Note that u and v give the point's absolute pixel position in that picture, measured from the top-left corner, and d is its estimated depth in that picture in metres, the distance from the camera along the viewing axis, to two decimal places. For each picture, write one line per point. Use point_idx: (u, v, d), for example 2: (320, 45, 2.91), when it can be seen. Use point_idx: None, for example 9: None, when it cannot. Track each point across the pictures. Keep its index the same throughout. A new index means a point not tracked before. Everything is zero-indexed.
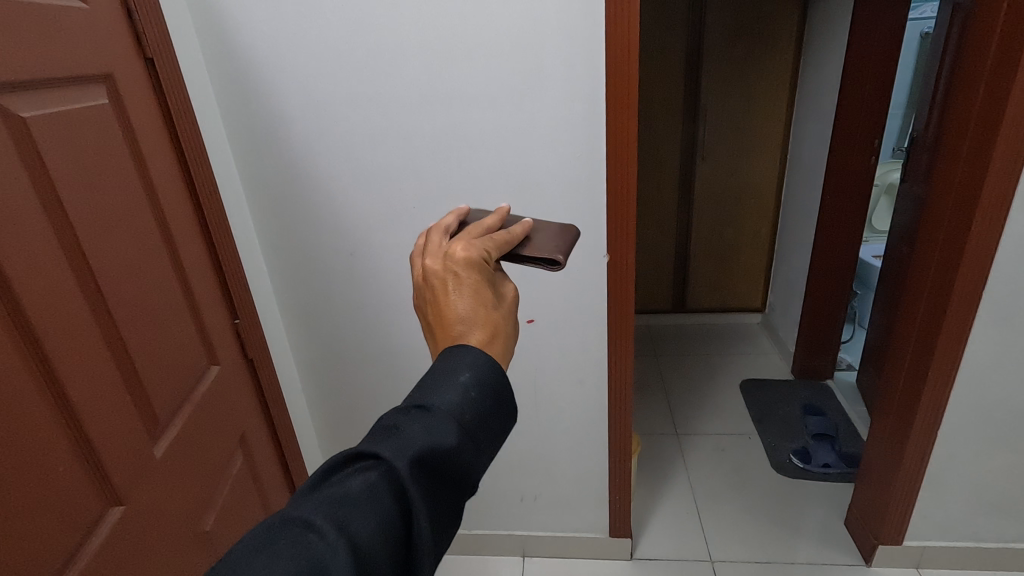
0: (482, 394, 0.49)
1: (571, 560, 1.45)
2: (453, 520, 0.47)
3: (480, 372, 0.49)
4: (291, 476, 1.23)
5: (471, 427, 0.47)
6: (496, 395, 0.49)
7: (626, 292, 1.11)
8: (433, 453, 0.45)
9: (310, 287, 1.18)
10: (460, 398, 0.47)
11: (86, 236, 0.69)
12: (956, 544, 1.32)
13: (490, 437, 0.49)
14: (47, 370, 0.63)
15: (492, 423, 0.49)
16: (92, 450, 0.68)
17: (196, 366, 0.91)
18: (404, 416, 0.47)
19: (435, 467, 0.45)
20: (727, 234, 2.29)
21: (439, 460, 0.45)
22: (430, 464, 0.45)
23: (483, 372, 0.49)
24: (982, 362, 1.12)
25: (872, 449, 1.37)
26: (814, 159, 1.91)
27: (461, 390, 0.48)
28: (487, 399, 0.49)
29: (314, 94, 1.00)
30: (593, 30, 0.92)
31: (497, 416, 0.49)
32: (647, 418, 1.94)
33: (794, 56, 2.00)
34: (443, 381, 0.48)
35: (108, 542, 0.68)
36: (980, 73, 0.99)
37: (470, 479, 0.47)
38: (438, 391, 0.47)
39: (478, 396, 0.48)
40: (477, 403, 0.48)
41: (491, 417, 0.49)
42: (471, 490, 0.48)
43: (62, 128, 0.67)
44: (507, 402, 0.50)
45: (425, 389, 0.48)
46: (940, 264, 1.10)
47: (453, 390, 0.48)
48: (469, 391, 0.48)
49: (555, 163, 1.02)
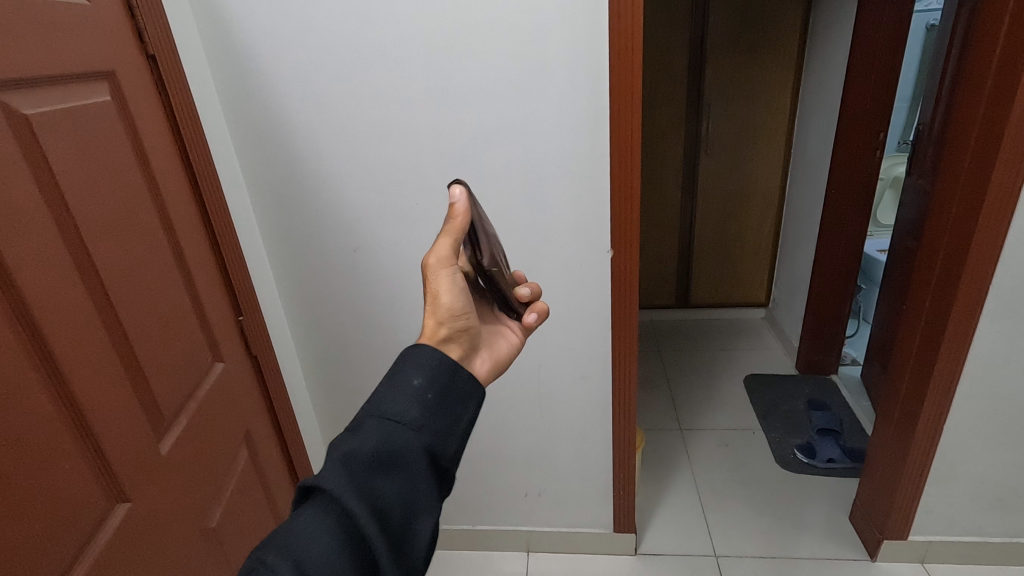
0: (413, 388, 0.50)
1: (576, 556, 1.45)
2: (422, 515, 0.49)
3: (409, 366, 0.52)
4: (296, 472, 1.24)
5: (407, 424, 0.49)
6: (432, 383, 0.51)
7: (631, 289, 1.11)
8: (366, 460, 0.47)
9: (313, 283, 1.18)
10: (399, 400, 0.50)
11: (91, 236, 0.69)
12: (962, 539, 1.32)
13: (437, 425, 0.50)
14: (53, 370, 0.63)
15: (437, 415, 0.51)
16: (98, 449, 0.68)
17: (202, 364, 0.91)
18: (341, 437, 0.50)
19: (375, 470, 0.47)
20: (731, 228, 2.28)
21: (376, 461, 0.47)
22: (370, 470, 0.47)
23: (423, 368, 0.52)
24: (989, 357, 1.11)
25: (876, 444, 1.36)
26: (819, 152, 1.90)
27: (398, 390, 0.50)
28: (420, 390, 0.51)
29: (317, 89, 0.99)
30: (597, 25, 0.92)
31: (441, 402, 0.51)
32: (651, 415, 1.93)
33: (799, 49, 1.99)
34: (383, 389, 0.51)
35: (116, 538, 0.69)
36: (987, 65, 0.98)
37: (421, 474, 0.49)
38: (378, 399, 0.50)
39: (412, 391, 0.50)
40: (418, 399, 0.50)
41: (431, 406, 0.51)
42: (428, 486, 0.49)
43: (67, 128, 0.67)
44: (452, 389, 0.52)
45: (360, 409, 0.51)
46: (946, 258, 1.09)
47: (391, 394, 0.50)
48: (403, 392, 0.50)
49: (559, 158, 1.02)
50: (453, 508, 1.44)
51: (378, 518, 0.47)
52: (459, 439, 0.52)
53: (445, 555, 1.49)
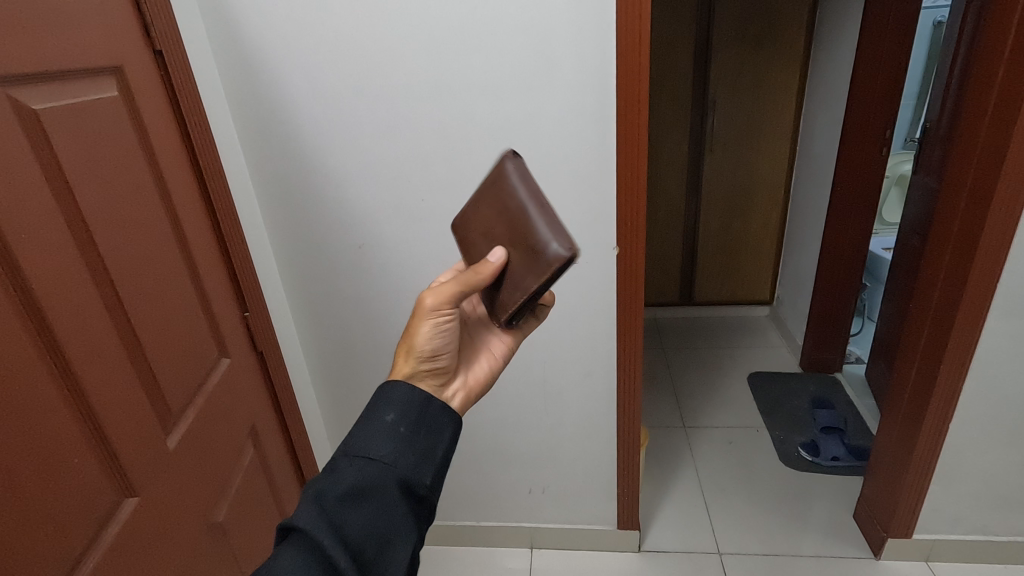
0: (386, 423, 0.57)
1: (577, 552, 1.46)
2: (394, 538, 0.55)
3: (381, 404, 0.58)
4: (301, 467, 1.24)
5: (380, 458, 0.55)
6: (403, 418, 0.58)
7: (637, 287, 1.11)
8: (340, 491, 0.53)
9: (318, 279, 1.18)
10: (372, 434, 0.57)
11: (100, 233, 0.69)
12: (966, 538, 1.32)
13: (407, 455, 0.57)
14: (65, 368, 0.63)
15: (405, 448, 0.57)
16: (107, 445, 0.68)
17: (208, 358, 0.92)
18: (319, 474, 0.56)
19: (349, 500, 0.53)
20: (735, 225, 2.27)
21: (348, 493, 0.53)
22: (341, 499, 0.53)
23: (396, 402, 0.58)
24: (996, 354, 1.11)
25: (881, 444, 1.36)
26: (824, 149, 1.89)
27: (372, 424, 0.57)
28: (393, 425, 0.57)
29: (323, 84, 0.99)
30: (604, 19, 0.91)
31: (411, 434, 0.58)
32: (654, 412, 1.93)
33: (805, 44, 1.98)
34: (360, 426, 0.58)
35: (125, 532, 0.69)
36: (997, 62, 0.97)
37: (390, 499, 0.55)
38: (356, 435, 0.57)
39: (385, 427, 0.57)
40: (388, 432, 0.57)
41: (403, 438, 0.57)
42: (397, 512, 0.55)
43: (77, 123, 0.68)
44: (422, 422, 0.58)
45: (338, 448, 0.57)
46: (954, 256, 1.08)
47: (366, 430, 0.57)
48: (377, 424, 0.57)
49: (564, 153, 1.01)
50: (457, 504, 1.44)
51: (351, 543, 0.53)
52: (430, 467, 0.58)
53: (448, 550, 1.50)
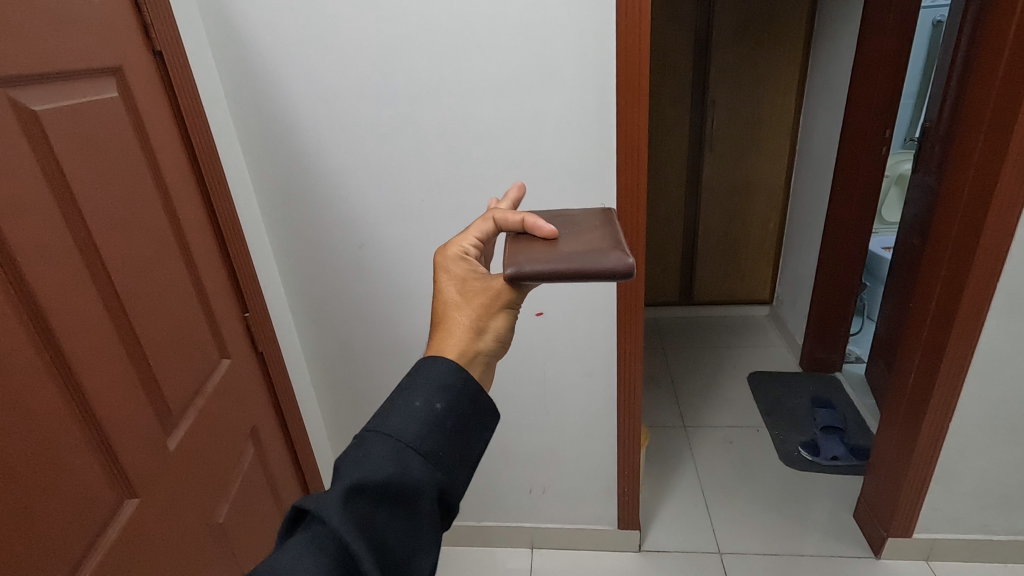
0: (433, 411, 0.49)
1: (577, 552, 1.46)
2: (420, 546, 0.48)
3: (431, 387, 0.50)
4: (301, 468, 1.24)
5: (423, 451, 0.48)
6: (451, 409, 0.50)
7: (637, 287, 1.10)
8: (377, 485, 0.45)
9: (318, 280, 1.18)
10: (417, 421, 0.48)
11: (102, 237, 0.70)
12: (966, 537, 1.32)
13: (449, 453, 0.49)
14: (66, 369, 0.63)
15: (448, 444, 0.49)
16: (109, 447, 0.68)
17: (208, 359, 0.91)
18: (350, 454, 0.47)
19: (384, 496, 0.46)
20: (736, 225, 2.27)
21: (386, 488, 0.45)
22: (374, 494, 0.45)
23: (444, 388, 0.50)
24: (997, 353, 1.11)
25: (881, 443, 1.36)
26: (824, 148, 1.90)
27: (418, 408, 0.49)
28: (441, 415, 0.49)
29: (322, 84, 0.99)
30: (605, 20, 0.91)
31: (455, 429, 0.50)
32: (655, 412, 1.93)
33: (805, 43, 1.98)
34: (402, 406, 0.49)
35: (125, 533, 0.69)
36: (997, 59, 0.97)
37: (426, 503, 0.47)
38: (396, 416, 0.49)
39: (432, 416, 0.49)
40: (434, 422, 0.49)
41: (448, 432, 0.49)
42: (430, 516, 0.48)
43: (78, 125, 0.68)
44: (469, 417, 0.51)
45: (373, 425, 0.49)
46: (953, 255, 1.09)
47: (409, 413, 0.49)
48: (425, 410, 0.49)
49: (564, 153, 1.01)
50: None
51: (378, 545, 0.45)
52: (466, 469, 0.51)
53: (448, 551, 1.50)
